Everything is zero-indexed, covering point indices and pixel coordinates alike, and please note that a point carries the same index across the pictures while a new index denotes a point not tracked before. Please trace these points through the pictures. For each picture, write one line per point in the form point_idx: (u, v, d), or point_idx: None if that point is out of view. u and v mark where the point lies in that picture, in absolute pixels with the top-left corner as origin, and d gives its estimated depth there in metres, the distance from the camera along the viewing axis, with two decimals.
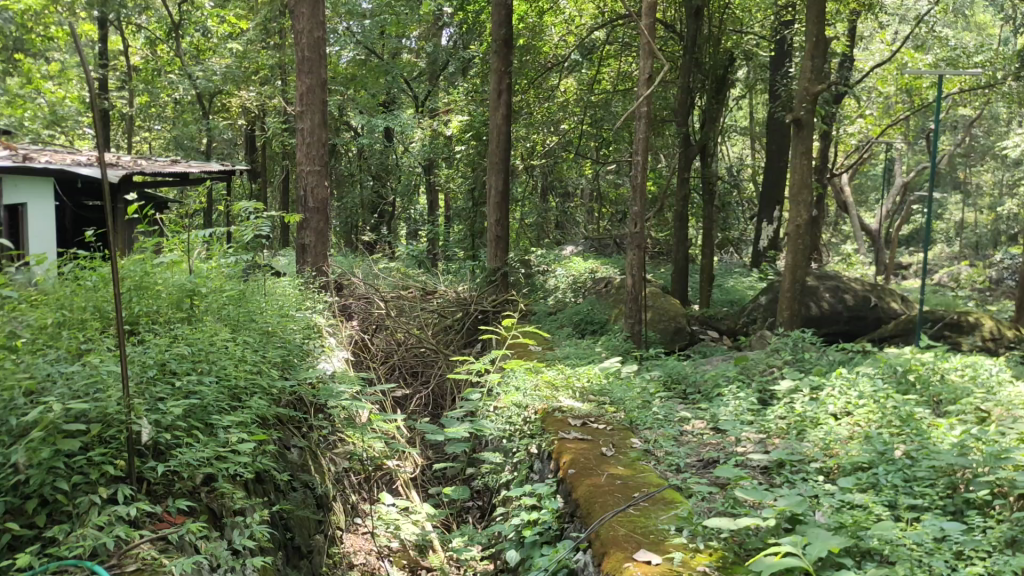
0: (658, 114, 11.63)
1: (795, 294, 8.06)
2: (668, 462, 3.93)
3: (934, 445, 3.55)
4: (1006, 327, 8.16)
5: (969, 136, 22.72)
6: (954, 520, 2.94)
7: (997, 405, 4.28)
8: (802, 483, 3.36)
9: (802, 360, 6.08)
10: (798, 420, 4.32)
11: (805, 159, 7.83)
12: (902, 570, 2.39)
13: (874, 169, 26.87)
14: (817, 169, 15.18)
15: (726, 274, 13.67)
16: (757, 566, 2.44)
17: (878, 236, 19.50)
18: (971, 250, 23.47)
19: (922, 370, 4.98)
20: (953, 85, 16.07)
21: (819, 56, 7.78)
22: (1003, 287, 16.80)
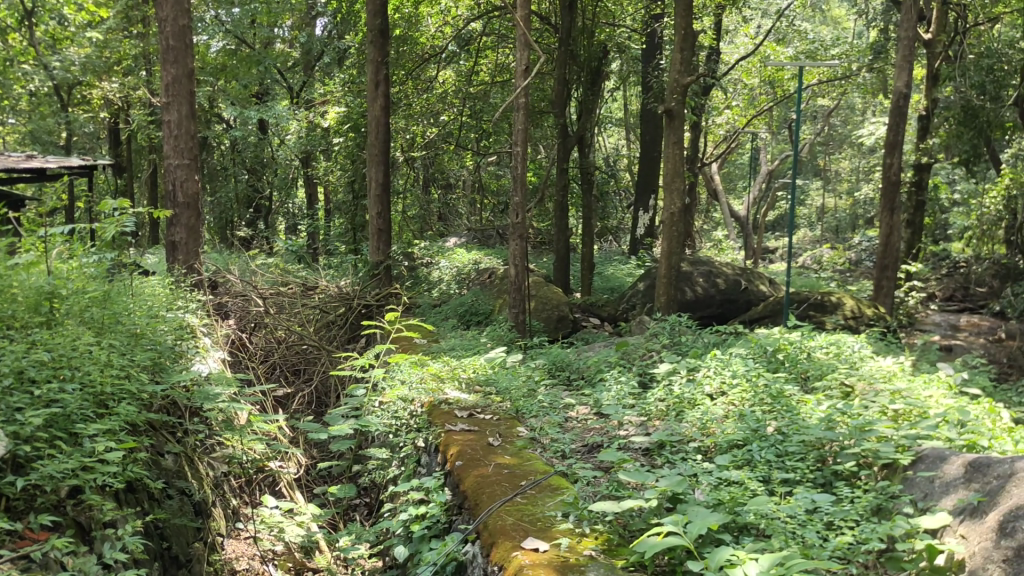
0: (536, 106, 11.75)
1: (671, 280, 8.30)
2: (554, 449, 3.98)
3: (803, 421, 3.72)
4: (865, 306, 8.66)
5: (827, 125, 23.96)
6: (824, 491, 3.10)
7: (860, 380, 4.54)
8: (682, 462, 3.46)
9: (680, 343, 6.26)
10: (677, 401, 4.44)
11: (677, 149, 8.06)
12: (777, 544, 2.50)
13: (741, 158, 27.94)
14: (689, 158, 15.69)
15: (606, 262, 13.95)
16: (642, 547, 2.50)
17: (747, 222, 20.31)
18: (831, 233, 24.78)
19: (790, 349, 5.21)
20: (812, 77, 16.89)
21: (688, 49, 8.00)
22: (862, 267, 17.82)
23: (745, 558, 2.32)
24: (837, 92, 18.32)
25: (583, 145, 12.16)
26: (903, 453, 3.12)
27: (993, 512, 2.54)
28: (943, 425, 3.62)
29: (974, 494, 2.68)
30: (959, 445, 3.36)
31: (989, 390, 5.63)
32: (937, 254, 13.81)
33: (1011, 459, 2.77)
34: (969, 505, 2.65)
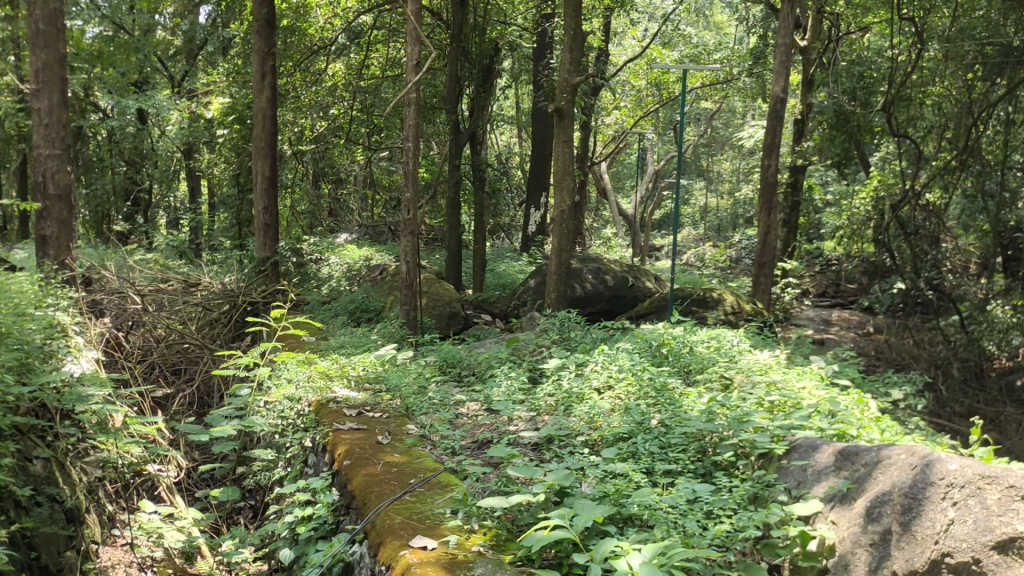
0: (428, 101, 11.69)
1: (561, 276, 8.40)
2: (444, 446, 3.97)
3: (685, 413, 3.84)
4: (744, 302, 9.00)
5: (710, 127, 24.78)
6: (704, 481, 3.20)
7: (738, 373, 4.72)
8: (569, 457, 3.51)
9: (568, 339, 6.35)
10: (566, 396, 4.50)
11: (567, 147, 8.16)
12: (660, 534, 2.56)
13: (629, 158, 28.59)
14: (580, 157, 15.93)
15: (497, 259, 14.02)
16: (529, 541, 2.52)
17: (634, 220, 20.78)
18: (714, 232, 25.63)
19: (674, 344, 5.36)
20: (696, 80, 17.45)
21: (578, 49, 8.11)
22: (742, 264, 18.52)
23: (629, 549, 2.37)
24: (720, 96, 18.96)
25: (475, 141, 12.16)
26: (778, 443, 3.25)
27: (859, 498, 2.66)
28: (815, 416, 3.80)
29: (843, 480, 2.80)
30: (830, 434, 3.53)
31: (858, 380, 5.94)
32: (811, 252, 14.49)
33: (877, 446, 2.91)
34: (838, 492, 2.77)
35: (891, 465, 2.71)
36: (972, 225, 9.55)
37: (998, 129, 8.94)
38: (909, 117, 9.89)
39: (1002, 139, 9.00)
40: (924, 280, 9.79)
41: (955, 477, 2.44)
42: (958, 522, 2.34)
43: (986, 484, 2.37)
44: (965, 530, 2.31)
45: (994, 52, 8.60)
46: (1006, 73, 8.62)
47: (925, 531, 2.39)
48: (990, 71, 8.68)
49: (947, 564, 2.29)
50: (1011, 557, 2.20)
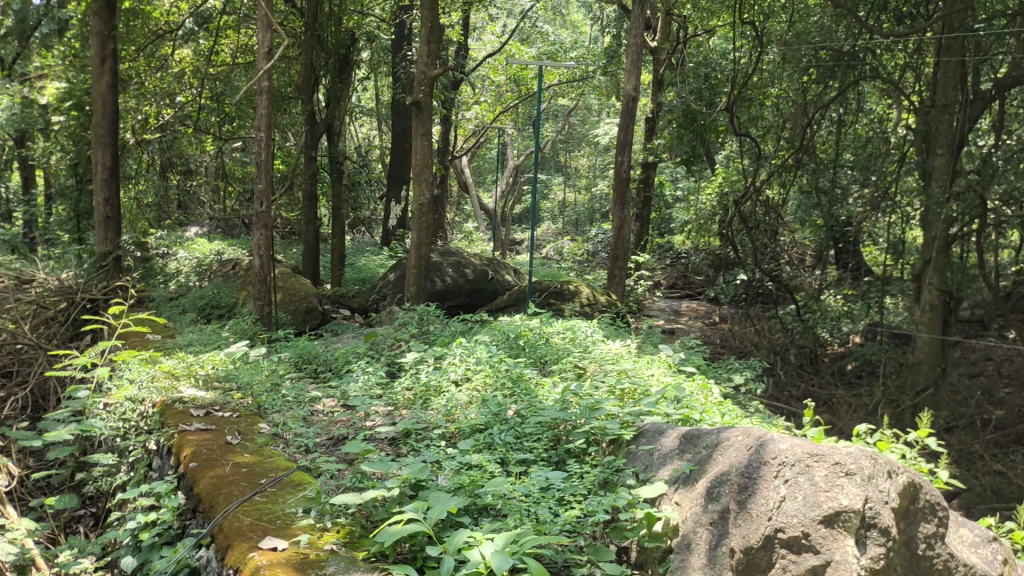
0: (281, 91, 11.35)
1: (421, 270, 8.34)
2: (297, 444, 3.87)
3: (540, 403, 3.90)
4: (599, 294, 9.24)
5: (567, 124, 25.28)
6: (557, 469, 3.27)
7: (592, 362, 4.85)
8: (426, 450, 3.49)
9: (427, 333, 6.33)
10: (423, 389, 4.47)
11: (426, 140, 8.11)
12: (513, 523, 2.60)
13: (490, 152, 28.78)
14: (439, 150, 15.89)
15: (357, 253, 13.83)
16: (382, 537, 2.49)
17: (494, 215, 20.93)
18: (572, 225, 26.16)
19: (531, 335, 5.43)
20: (554, 77, 17.75)
21: (435, 41, 8.07)
22: (598, 257, 19.02)
23: (482, 539, 2.39)
24: (576, 93, 19.39)
25: (333, 133, 11.90)
26: (627, 429, 3.36)
27: (701, 480, 2.77)
28: (663, 402, 3.95)
29: (686, 463, 2.92)
30: (675, 419, 3.68)
31: (704, 367, 6.23)
32: (662, 246, 15.05)
33: (718, 430, 3.04)
34: (682, 474, 2.88)
35: (730, 446, 2.83)
36: (808, 219, 9.80)
37: (830, 130, 9.42)
38: (751, 117, 10.41)
39: (833, 138, 9.41)
40: (764, 271, 10.35)
41: (787, 456, 2.55)
42: (789, 498, 2.45)
43: (815, 461, 2.49)
44: (796, 507, 2.42)
45: (827, 56, 9.17)
46: (838, 76, 9.17)
47: (759, 507, 2.48)
48: (823, 74, 9.25)
49: (779, 539, 2.38)
50: (837, 530, 2.34)
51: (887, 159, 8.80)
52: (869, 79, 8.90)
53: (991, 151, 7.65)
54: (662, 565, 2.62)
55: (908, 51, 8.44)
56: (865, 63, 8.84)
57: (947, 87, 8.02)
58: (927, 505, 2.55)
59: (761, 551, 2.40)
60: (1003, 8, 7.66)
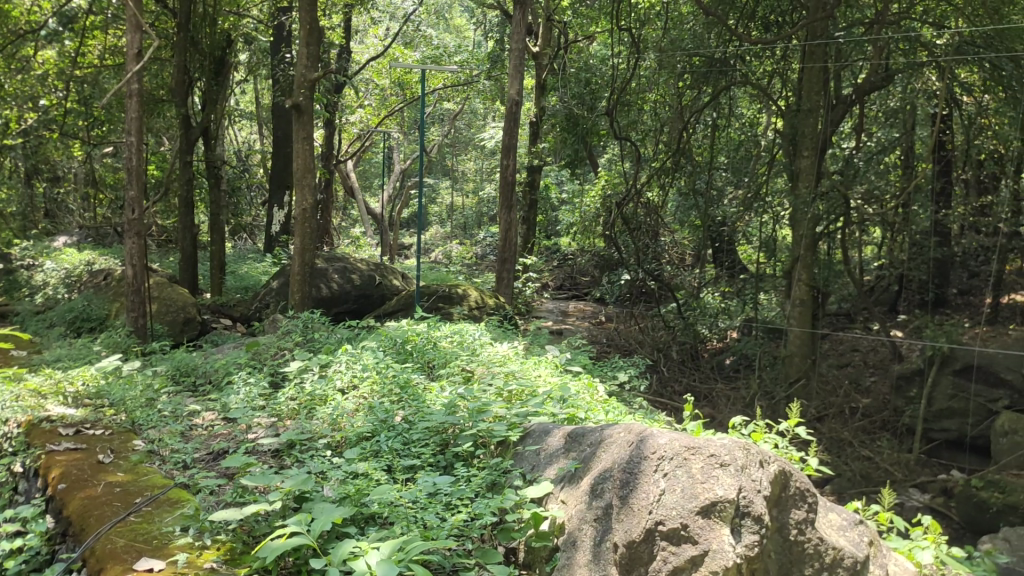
0: (153, 93, 10.85)
1: (305, 277, 8.14)
2: (175, 460, 3.72)
3: (428, 408, 3.88)
4: (487, 297, 9.27)
5: (453, 128, 25.27)
6: (445, 473, 3.26)
7: (479, 365, 4.87)
8: (311, 461, 3.42)
9: (312, 341, 6.20)
10: (308, 399, 4.37)
11: (308, 144, 7.96)
12: (400, 530, 2.58)
13: (376, 156, 28.43)
14: (323, 154, 15.61)
15: (239, 262, 13.45)
16: (265, 552, 2.43)
17: (382, 220, 20.66)
18: (460, 229, 26.10)
19: (418, 339, 5.38)
20: (438, 81, 17.70)
21: (315, 44, 7.92)
22: (486, 261, 19.06)
23: (367, 548, 2.35)
24: (461, 97, 19.40)
25: (210, 137, 11.50)
26: (514, 431, 3.38)
27: (586, 477, 2.82)
28: (548, 402, 4.01)
29: (571, 462, 2.96)
30: (561, 418, 3.74)
31: (589, 366, 6.34)
32: (549, 248, 15.19)
33: (601, 428, 3.09)
34: (568, 472, 2.93)
35: (612, 443, 2.89)
36: (686, 220, 10.07)
37: (705, 133, 9.74)
38: (630, 121, 10.52)
39: (708, 142, 9.75)
40: (646, 271, 10.45)
41: (666, 450, 2.63)
42: (668, 492, 2.51)
43: (691, 454, 2.57)
44: (675, 499, 2.47)
45: (700, 63, 9.50)
46: (710, 81, 9.48)
47: (640, 502, 2.53)
48: (697, 79, 9.56)
49: (660, 531, 2.42)
50: (713, 520, 2.39)
51: (757, 161, 9.20)
52: (740, 85, 9.26)
53: (853, 152, 8.22)
54: (549, 564, 2.64)
55: (775, 58, 8.87)
56: (735, 69, 9.17)
57: (812, 92, 8.41)
58: (798, 492, 2.67)
59: (642, 544, 2.43)
60: (860, 19, 8.27)
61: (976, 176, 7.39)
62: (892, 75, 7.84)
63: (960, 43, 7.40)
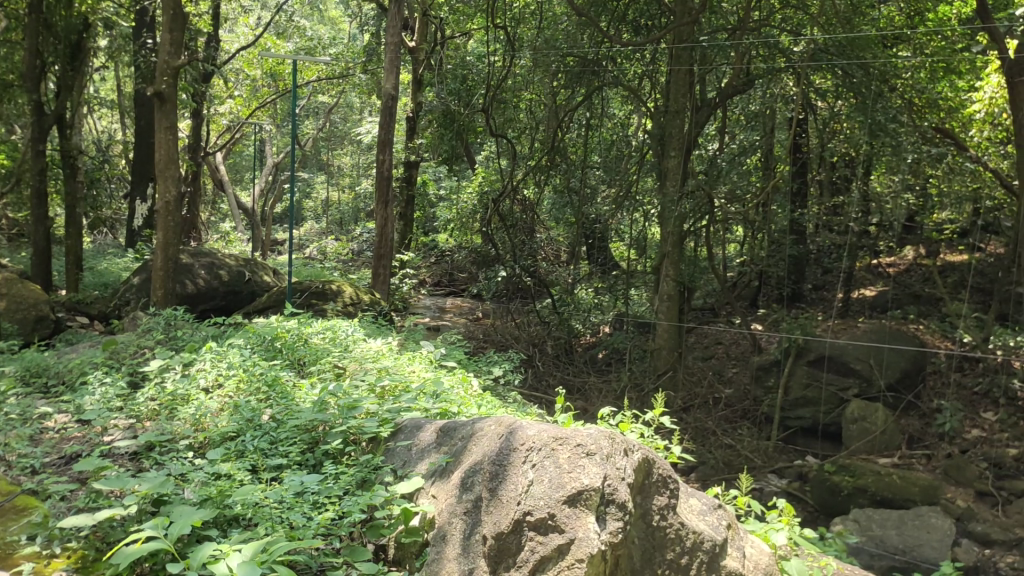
0: (1, 77, 10.12)
1: (168, 273, 7.77)
2: (22, 465, 3.49)
3: (296, 405, 3.78)
4: (362, 293, 9.14)
5: (327, 121, 24.78)
6: (313, 472, 3.19)
7: (351, 361, 4.79)
8: (170, 463, 3.28)
9: (176, 338, 5.94)
10: (170, 399, 4.18)
11: (171, 134, 7.63)
12: (263, 531, 2.53)
13: (246, 149, 27.53)
14: (190, 145, 14.99)
15: (99, 257, 12.76)
16: (117, 558, 2.30)
17: (254, 214, 20.01)
18: (336, 224, 25.58)
19: (288, 336, 5.23)
20: (312, 73, 17.31)
21: (179, 30, 7.59)
22: (363, 256, 18.78)
23: (229, 551, 2.28)
24: (336, 90, 19.01)
25: (65, 125, 10.83)
26: (385, 427, 3.35)
27: (456, 471, 2.82)
28: (421, 397, 3.98)
29: (442, 456, 2.96)
30: (434, 413, 3.71)
31: (464, 361, 6.34)
32: (426, 244, 15.10)
33: (473, 421, 3.11)
34: (439, 467, 2.92)
35: (483, 436, 2.91)
36: (561, 217, 10.25)
37: (579, 133, 9.91)
38: (506, 118, 10.57)
39: (582, 141, 9.93)
40: (522, 268, 10.54)
41: (535, 441, 2.66)
42: (536, 482, 2.54)
43: (559, 444, 2.62)
44: (542, 489, 2.51)
45: (574, 62, 9.52)
46: (583, 82, 9.51)
47: (509, 494, 2.56)
48: (571, 79, 9.60)
49: (528, 522, 2.45)
50: (579, 509, 2.44)
51: (629, 161, 9.45)
52: (612, 86, 9.40)
53: (717, 154, 8.57)
54: (418, 560, 2.61)
55: (645, 61, 9.12)
56: (606, 70, 9.27)
57: (680, 94, 8.45)
58: (661, 478, 2.75)
59: (511, 536, 2.46)
60: (723, 25, 8.60)
61: (829, 177, 8.19)
62: (753, 80, 8.26)
63: (815, 51, 7.87)
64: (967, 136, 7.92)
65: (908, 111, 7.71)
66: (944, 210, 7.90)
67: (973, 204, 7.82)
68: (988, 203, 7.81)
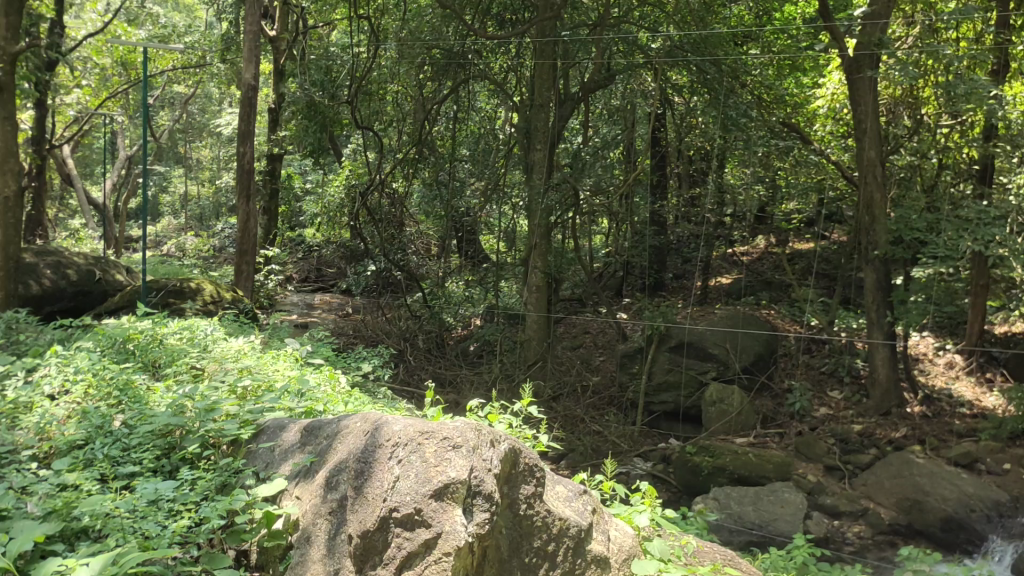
0: None
1: (9, 273, 7.21)
2: None
3: (151, 410, 3.60)
4: (223, 291, 8.81)
5: (183, 112, 23.72)
6: (167, 479, 3.05)
7: (211, 361, 4.62)
8: (10, 475, 3.06)
9: (17, 343, 5.55)
10: (10, 407, 3.90)
11: (9, 125, 7.09)
12: (114, 542, 2.41)
13: (96, 142, 26.01)
14: (33, 138, 14.02)
15: None
16: None
17: (106, 210, 18.92)
18: (196, 220, 24.49)
19: (142, 338, 4.98)
20: (166, 62, 16.53)
21: (16, 14, 7.06)
22: (225, 253, 18.11)
23: (76, 565, 2.15)
24: (193, 80, 18.21)
25: None
26: (245, 429, 3.24)
27: (321, 470, 2.76)
28: (284, 396, 3.87)
29: (306, 456, 2.88)
30: (298, 412, 3.62)
31: (331, 358, 6.22)
32: (292, 239, 14.71)
33: (338, 419, 3.06)
34: (303, 467, 2.85)
35: (349, 433, 2.86)
36: (431, 211, 10.21)
37: (446, 126, 9.90)
38: (371, 111, 10.38)
39: (450, 135, 9.93)
40: (392, 262, 10.45)
41: (400, 437, 2.63)
42: (402, 478, 2.51)
43: (425, 438, 2.60)
44: (408, 485, 2.48)
45: (439, 55, 9.43)
46: (450, 75, 9.50)
47: (375, 491, 2.51)
48: (437, 72, 9.53)
49: (394, 518, 2.41)
50: (446, 502, 2.43)
51: (497, 155, 9.61)
52: (478, 79, 9.44)
53: (582, 147, 8.74)
54: (282, 563, 2.55)
55: (510, 55, 9.16)
56: (472, 63, 9.30)
57: (543, 88, 8.55)
58: (527, 468, 2.78)
59: (377, 533, 2.42)
60: (584, 20, 8.58)
61: (687, 171, 8.70)
62: (613, 75, 8.43)
63: (671, 47, 8.14)
64: (812, 131, 8.36)
65: (757, 106, 8.07)
66: (792, 200, 8.38)
67: (817, 194, 8.22)
68: (831, 193, 8.24)
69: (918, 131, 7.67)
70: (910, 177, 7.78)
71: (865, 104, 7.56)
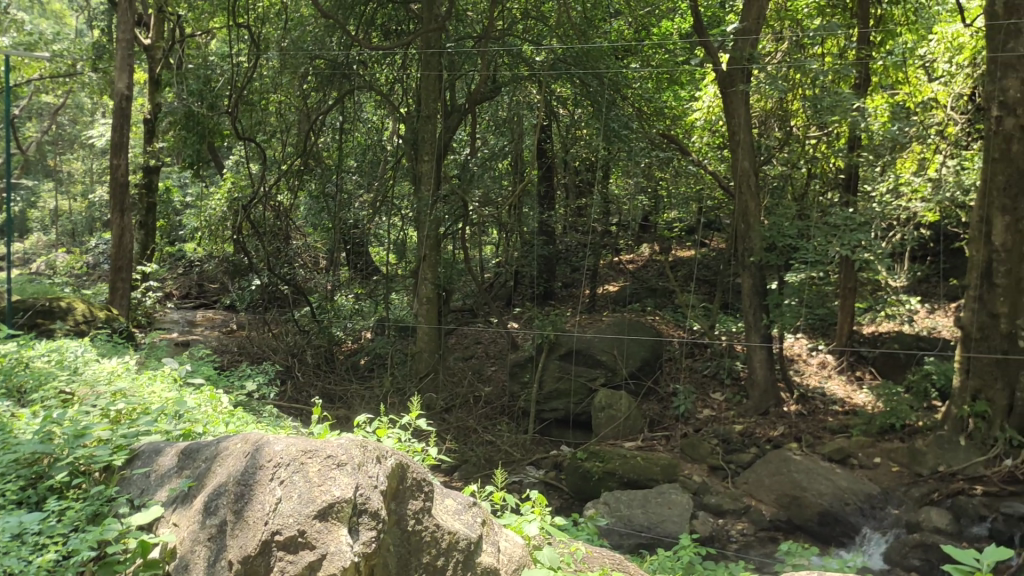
0: None
1: None
2: None
3: (15, 437, 3.39)
4: (96, 310, 8.41)
5: (52, 123, 22.47)
6: (33, 510, 2.89)
7: (82, 385, 4.38)
8: None
9: None
10: None
11: None
12: None
13: None
14: None
15: None
16: None
17: None
18: (67, 237, 23.18)
19: (6, 361, 4.68)
20: (32, 70, 15.65)
21: None
22: (100, 271, 17.25)
23: None
24: (63, 90, 17.30)
25: None
26: (119, 454, 3.09)
27: (199, 495, 2.66)
28: (161, 419, 3.70)
29: (184, 480, 2.78)
30: (176, 435, 3.48)
31: (213, 377, 6.01)
32: (173, 255, 14.15)
33: (218, 440, 2.96)
34: (180, 492, 2.74)
35: (228, 455, 2.76)
36: (317, 223, 10.03)
37: (332, 138, 9.74)
38: (253, 122, 10.09)
39: (336, 146, 9.78)
40: (278, 277, 10.21)
41: (282, 457, 2.56)
42: (284, 499, 2.44)
43: (307, 458, 2.54)
44: (291, 506, 2.42)
45: (323, 66, 9.14)
46: (334, 85, 9.31)
47: (255, 514, 2.43)
48: (321, 83, 9.28)
49: (276, 541, 2.35)
50: (330, 522, 2.38)
51: (385, 166, 9.49)
52: (362, 90, 9.29)
53: (469, 159, 8.76)
54: None
55: (396, 66, 9.15)
56: (355, 75, 9.15)
57: (429, 99, 8.45)
58: (415, 483, 2.76)
59: (258, 557, 2.34)
60: (469, 33, 8.64)
61: (574, 181, 8.93)
62: (498, 87, 8.47)
63: (554, 60, 8.14)
64: (689, 142, 8.61)
65: (637, 118, 8.20)
66: (673, 209, 8.70)
67: (697, 203, 8.52)
68: (709, 202, 8.53)
69: (787, 143, 8.07)
70: (782, 186, 8.24)
71: (738, 116, 7.77)
